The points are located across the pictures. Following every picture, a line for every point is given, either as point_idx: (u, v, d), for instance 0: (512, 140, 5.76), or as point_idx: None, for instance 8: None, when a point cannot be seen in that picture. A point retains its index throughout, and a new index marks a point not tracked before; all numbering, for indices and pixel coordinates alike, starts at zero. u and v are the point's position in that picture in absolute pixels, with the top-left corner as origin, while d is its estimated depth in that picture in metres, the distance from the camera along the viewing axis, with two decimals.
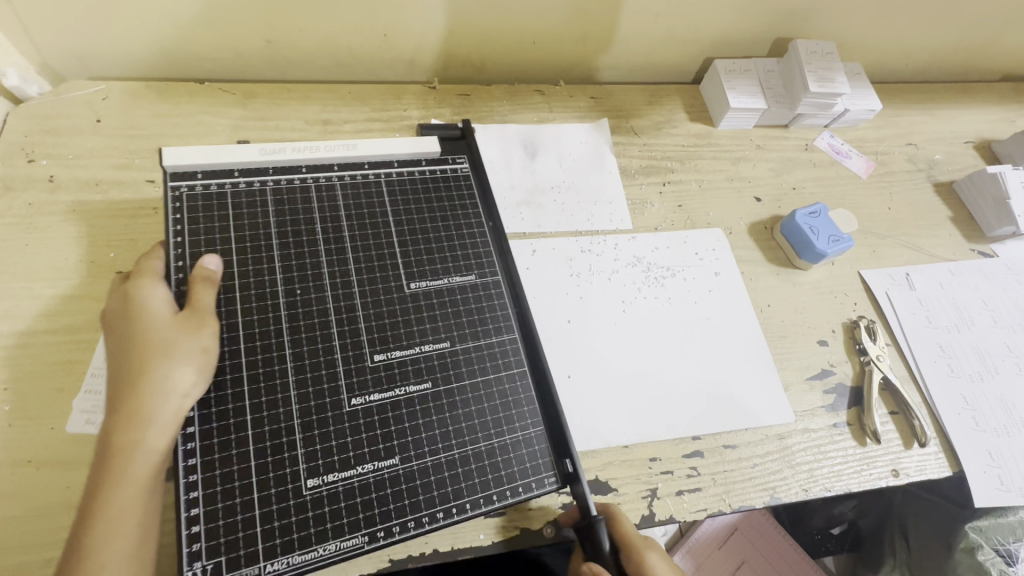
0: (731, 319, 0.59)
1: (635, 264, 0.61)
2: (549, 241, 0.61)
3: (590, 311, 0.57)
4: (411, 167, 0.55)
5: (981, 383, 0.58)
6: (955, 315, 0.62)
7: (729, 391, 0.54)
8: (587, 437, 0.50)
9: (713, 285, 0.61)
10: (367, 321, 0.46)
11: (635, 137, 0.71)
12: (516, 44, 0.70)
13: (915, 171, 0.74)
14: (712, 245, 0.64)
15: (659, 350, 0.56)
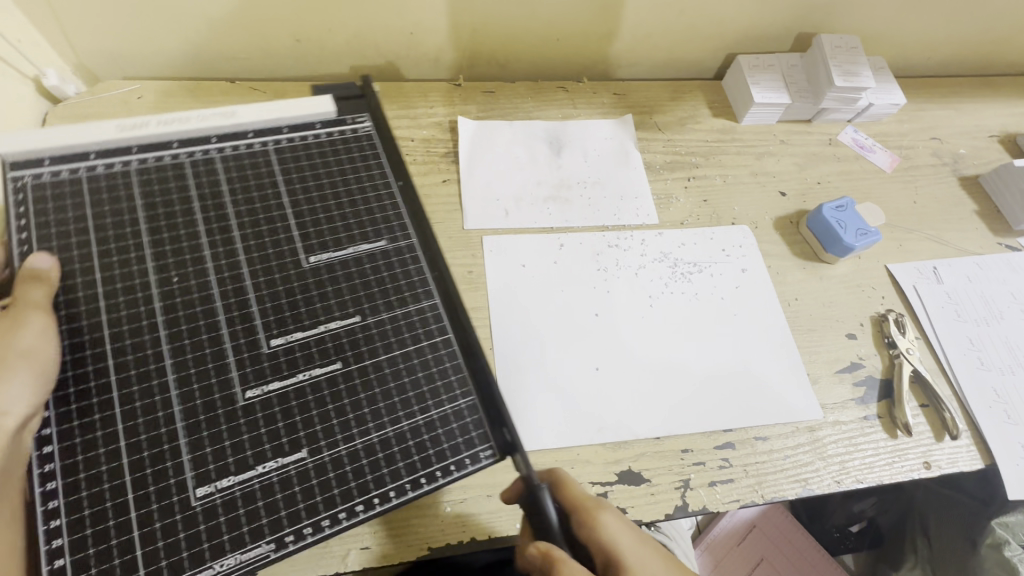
0: (759, 315, 0.59)
1: (662, 259, 0.61)
2: (577, 236, 0.61)
3: (617, 306, 0.57)
4: (303, 129, 0.53)
5: (1012, 377, 0.58)
6: (983, 308, 0.62)
7: (757, 385, 0.55)
8: (617, 428, 0.50)
9: (740, 281, 0.61)
10: (260, 301, 0.44)
11: (659, 133, 0.72)
12: (540, 41, 0.71)
13: (939, 165, 0.74)
14: (739, 241, 0.64)
15: (686, 344, 0.56)
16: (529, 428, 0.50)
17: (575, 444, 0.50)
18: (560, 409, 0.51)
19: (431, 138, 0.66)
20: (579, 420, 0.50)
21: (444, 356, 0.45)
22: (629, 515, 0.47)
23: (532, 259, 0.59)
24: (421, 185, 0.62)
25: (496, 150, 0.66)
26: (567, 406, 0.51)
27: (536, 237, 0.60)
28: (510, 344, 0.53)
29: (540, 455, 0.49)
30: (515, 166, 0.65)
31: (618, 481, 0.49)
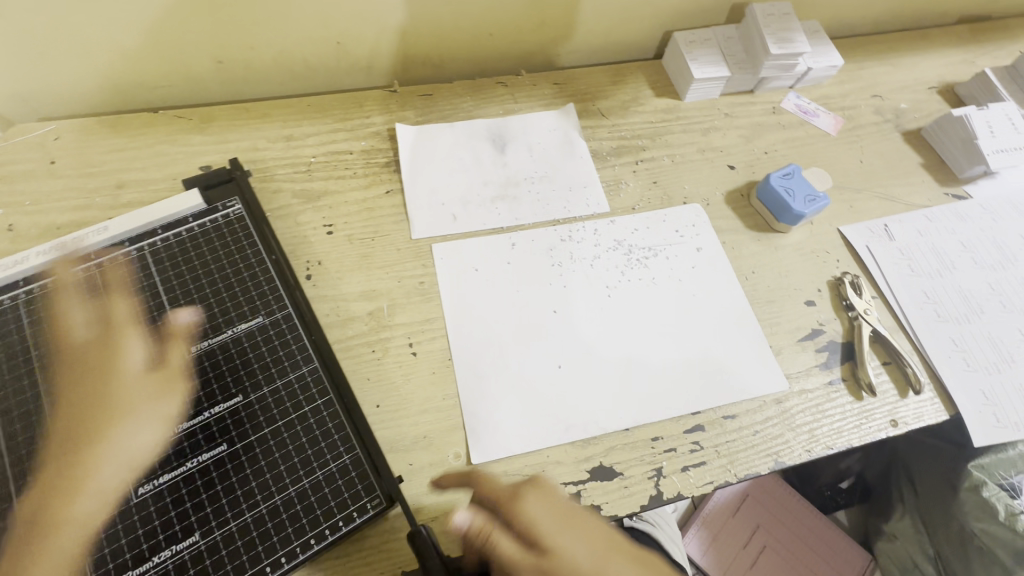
0: (718, 293, 0.59)
1: (617, 248, 0.61)
2: (529, 234, 0.60)
3: (575, 300, 0.57)
4: (175, 226, 0.50)
5: (968, 325, 0.59)
6: (935, 260, 0.62)
7: (722, 365, 0.54)
8: (585, 424, 0.50)
9: (696, 261, 0.61)
10: (145, 400, 0.43)
11: (603, 119, 0.71)
12: (473, 38, 0.69)
13: (882, 123, 0.75)
14: (693, 220, 0.64)
15: (647, 331, 0.56)
16: (495, 436, 0.49)
17: (543, 446, 0.49)
18: (525, 412, 0.50)
19: (370, 149, 0.64)
20: (545, 421, 0.50)
21: (326, 416, 0.44)
22: (603, 510, 0.47)
23: (484, 262, 0.58)
24: (363, 199, 0.60)
25: (438, 155, 0.64)
26: (532, 408, 0.50)
27: (486, 239, 0.59)
28: (469, 352, 0.52)
29: (509, 462, 0.48)
30: (459, 169, 0.64)
31: (591, 478, 0.48)
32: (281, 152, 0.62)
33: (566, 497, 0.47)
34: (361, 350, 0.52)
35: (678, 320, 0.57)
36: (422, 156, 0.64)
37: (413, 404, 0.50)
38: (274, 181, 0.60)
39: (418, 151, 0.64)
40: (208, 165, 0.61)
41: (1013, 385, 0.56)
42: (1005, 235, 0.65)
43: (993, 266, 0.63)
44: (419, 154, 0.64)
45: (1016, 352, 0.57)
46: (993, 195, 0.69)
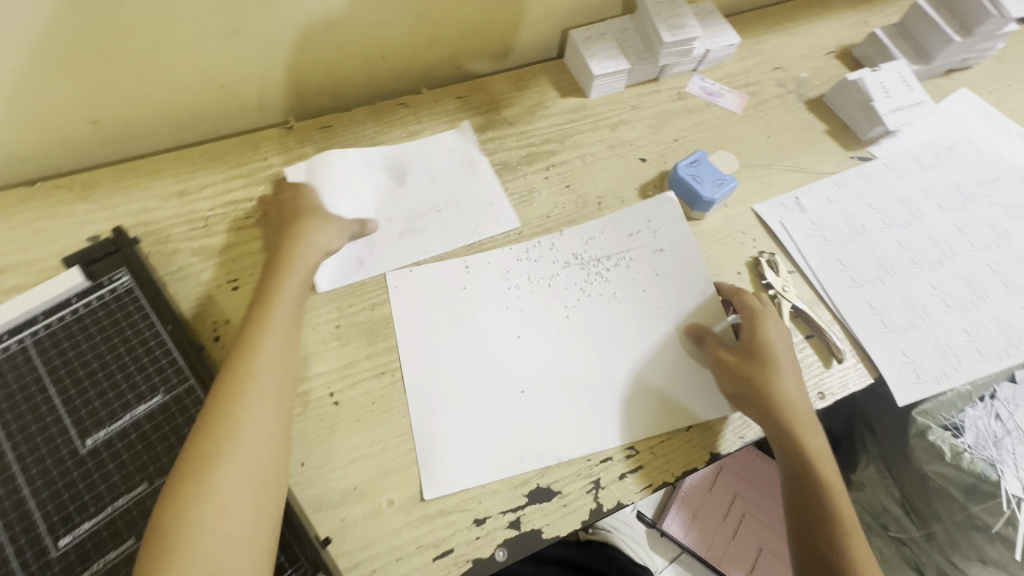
0: (683, 297, 0.58)
1: (575, 262, 0.60)
2: (484, 258, 0.59)
3: (535, 321, 0.56)
4: (58, 310, 0.48)
5: (882, 286, 0.60)
6: (846, 226, 0.64)
7: (689, 376, 0.54)
8: (542, 454, 0.49)
9: (657, 266, 0.60)
10: (41, 505, 0.41)
11: (511, 127, 0.69)
12: (365, 62, 0.66)
13: (786, 94, 0.75)
14: (656, 216, 0.62)
15: (607, 349, 0.55)
16: (452, 470, 0.48)
17: (479, 477, 0.48)
18: (483, 446, 0.49)
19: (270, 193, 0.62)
20: (502, 455, 0.49)
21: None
22: (544, 533, 0.47)
23: (439, 292, 0.57)
24: None
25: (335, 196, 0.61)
26: (490, 442, 0.49)
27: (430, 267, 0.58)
28: (404, 394, 0.51)
29: (444, 500, 0.47)
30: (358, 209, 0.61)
31: (529, 502, 0.48)
32: (176, 210, 0.59)
33: (505, 526, 0.47)
34: None
35: (639, 334, 0.56)
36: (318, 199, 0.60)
37: (339, 457, 0.48)
38: (170, 242, 0.57)
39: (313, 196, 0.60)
40: (96, 234, 0.57)
41: (929, 340, 0.57)
42: (909, 191, 0.67)
43: (901, 224, 0.64)
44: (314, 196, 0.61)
45: (928, 307, 0.59)
46: (896, 153, 0.70)
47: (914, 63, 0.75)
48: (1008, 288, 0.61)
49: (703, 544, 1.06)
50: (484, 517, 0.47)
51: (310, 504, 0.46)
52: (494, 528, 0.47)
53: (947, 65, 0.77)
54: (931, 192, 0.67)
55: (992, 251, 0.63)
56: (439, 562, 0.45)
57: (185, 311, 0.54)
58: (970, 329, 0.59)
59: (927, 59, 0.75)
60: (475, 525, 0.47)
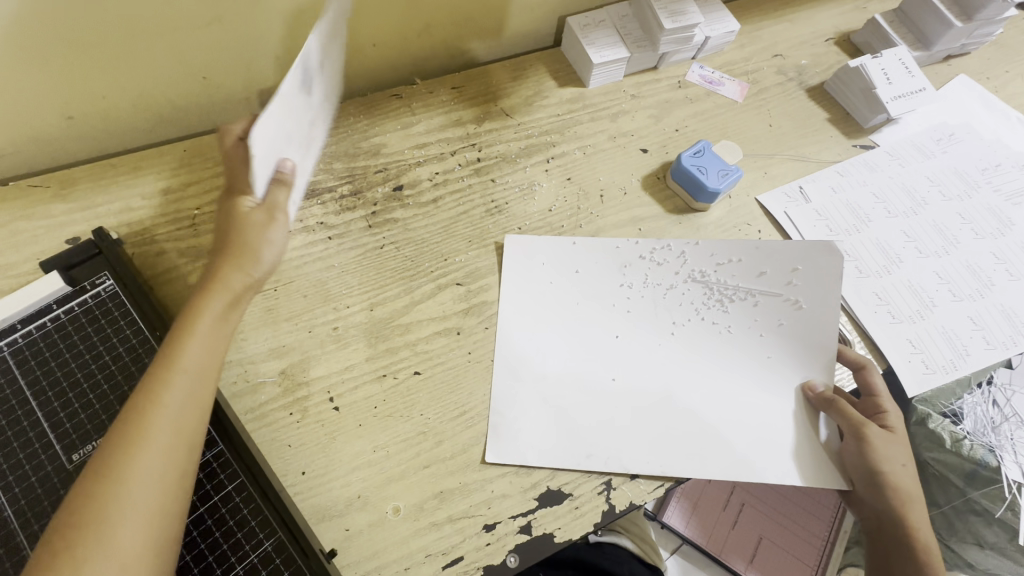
0: (801, 354, 0.53)
1: (696, 280, 0.56)
2: (595, 253, 0.58)
3: (637, 326, 0.54)
4: (37, 318, 0.45)
5: (889, 277, 0.59)
6: (851, 216, 0.63)
7: (783, 426, 0.51)
8: (606, 460, 0.48)
9: (784, 317, 0.54)
10: (26, 527, 0.38)
11: (509, 119, 0.67)
12: (355, 50, 0.63)
13: (786, 82, 0.74)
14: (808, 263, 0.55)
15: (700, 373, 0.53)
16: (518, 440, 0.49)
17: (487, 481, 0.47)
18: (554, 432, 0.49)
19: None
20: (568, 444, 0.49)
21: (238, 503, 0.41)
22: (557, 537, 0.46)
23: (554, 272, 0.56)
24: None
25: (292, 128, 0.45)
26: (559, 437, 0.49)
27: (508, 246, 0.58)
28: (406, 397, 0.50)
29: (452, 505, 0.46)
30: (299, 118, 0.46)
31: (540, 506, 0.47)
32: (160, 209, 0.56)
33: (516, 531, 0.46)
34: (278, 414, 0.48)
35: (741, 376, 0.53)
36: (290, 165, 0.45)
37: (341, 464, 0.46)
38: (156, 243, 0.55)
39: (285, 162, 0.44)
40: (77, 236, 0.54)
41: (936, 329, 0.57)
42: (913, 179, 0.66)
43: (905, 213, 0.64)
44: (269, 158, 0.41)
45: (935, 296, 0.59)
46: (898, 140, 0.70)
47: (914, 49, 0.74)
48: (1011, 276, 0.61)
49: (706, 536, 1.07)
50: (494, 523, 0.46)
51: (312, 515, 0.44)
52: (505, 534, 0.46)
53: (946, 50, 0.76)
54: (935, 180, 0.67)
55: (995, 239, 0.63)
56: (449, 570, 0.44)
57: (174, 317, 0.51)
58: (976, 318, 0.58)
59: (926, 45, 0.75)
60: (484, 531, 0.45)
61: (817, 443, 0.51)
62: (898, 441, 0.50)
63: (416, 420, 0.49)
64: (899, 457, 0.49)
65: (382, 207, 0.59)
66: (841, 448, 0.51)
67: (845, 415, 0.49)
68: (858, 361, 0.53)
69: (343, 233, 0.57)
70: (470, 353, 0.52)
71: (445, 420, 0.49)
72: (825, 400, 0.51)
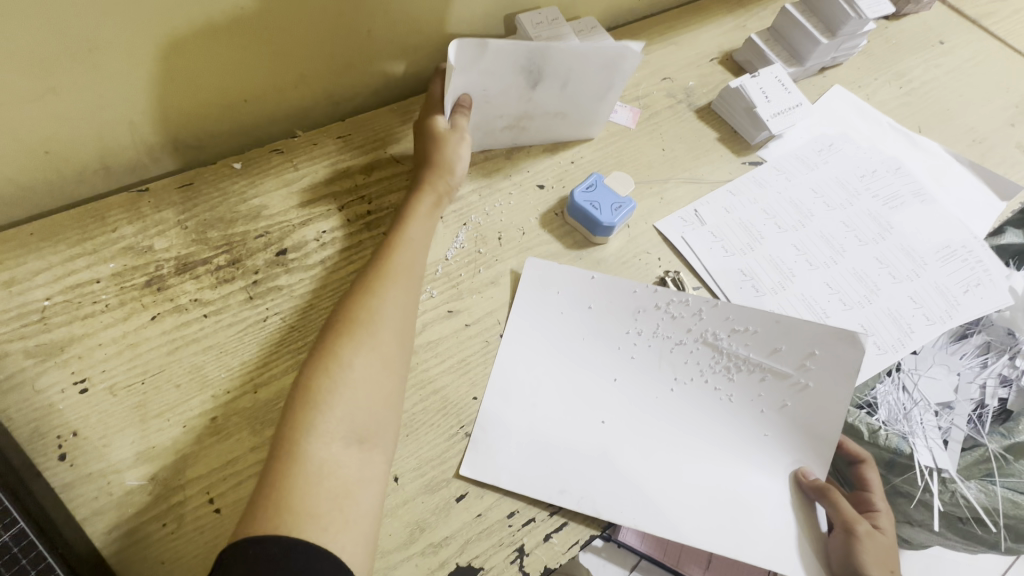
0: (795, 439, 0.53)
1: (707, 342, 0.56)
2: (613, 292, 0.57)
3: (638, 376, 0.54)
4: None
5: (785, 291, 0.61)
6: (744, 234, 0.65)
7: (760, 508, 0.50)
8: (580, 499, 0.48)
9: (787, 398, 0.54)
10: None
11: (399, 165, 0.65)
12: (224, 107, 0.59)
13: (676, 104, 0.75)
14: (827, 349, 0.54)
15: (692, 438, 0.52)
16: (494, 461, 0.49)
17: (390, 568, 0.44)
18: (533, 458, 0.49)
19: (122, 269, 0.53)
20: (545, 477, 0.49)
21: None
22: None
23: (569, 302, 0.57)
24: (124, 333, 0.50)
25: (597, 59, 0.61)
26: (523, 475, 0.48)
27: (528, 269, 0.58)
28: None
29: None
30: (509, 106, 0.62)
31: None
32: (2, 304, 0.50)
33: None
34: (149, 527, 0.43)
35: (728, 446, 0.53)
36: (610, 44, 0.59)
37: None
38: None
39: (620, 70, 0.63)
40: None
41: None
42: (800, 191, 0.69)
43: (796, 225, 0.66)
44: (603, 107, 0.67)
45: (827, 307, 0.61)
46: (784, 154, 0.72)
47: (789, 66, 0.78)
48: (895, 278, 0.64)
49: (662, 547, 1.07)
50: None
51: None
52: None
53: (819, 64, 0.80)
54: (820, 191, 0.69)
55: (878, 244, 0.66)
56: None
57: (19, 430, 0.45)
58: (867, 323, 0.61)
59: (800, 60, 0.78)
60: None
61: (808, 534, 0.51)
62: (879, 534, 0.52)
63: None
64: (885, 564, 0.50)
65: (264, 274, 0.55)
66: (827, 535, 0.51)
67: (839, 509, 0.50)
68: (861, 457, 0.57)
69: (220, 307, 0.53)
70: None
71: None
72: (819, 489, 0.51)
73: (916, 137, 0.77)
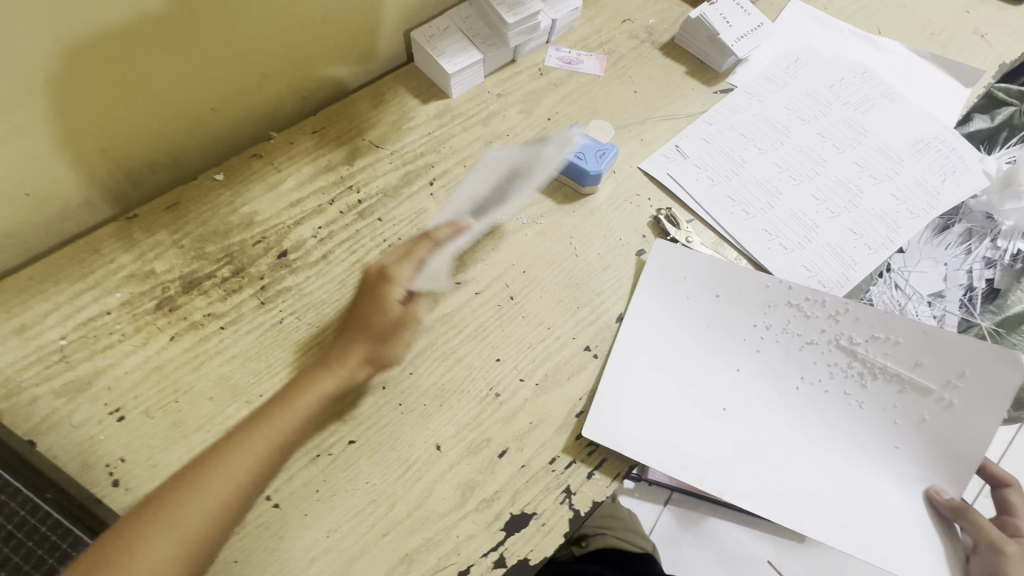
0: (933, 453, 0.53)
1: (842, 346, 0.55)
2: (744, 282, 0.57)
3: (765, 369, 0.56)
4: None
5: (773, 209, 0.63)
6: (727, 161, 0.66)
7: (893, 517, 0.51)
8: (700, 476, 0.51)
9: (925, 412, 0.53)
10: None
11: (380, 150, 0.65)
12: (193, 120, 0.58)
13: (640, 45, 0.75)
14: (978, 369, 0.53)
15: (821, 439, 0.54)
16: (618, 428, 0.51)
17: (450, 528, 0.46)
18: (654, 437, 0.52)
19: (129, 298, 0.54)
20: (666, 453, 0.51)
21: None
22: (531, 559, 0.46)
23: (695, 290, 0.57)
24: (145, 358, 0.51)
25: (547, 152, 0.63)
26: (644, 453, 0.51)
27: (660, 247, 0.59)
28: (347, 469, 0.47)
29: (422, 564, 0.45)
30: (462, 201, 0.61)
31: (508, 535, 0.47)
32: (18, 351, 0.50)
33: (491, 568, 0.46)
34: None
35: (854, 454, 0.53)
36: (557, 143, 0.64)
37: (296, 562, 0.44)
38: (25, 391, 0.49)
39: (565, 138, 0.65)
40: None
41: (825, 247, 0.61)
42: (773, 111, 0.70)
43: (774, 145, 0.68)
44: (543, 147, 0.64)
45: (816, 218, 0.63)
46: (753, 77, 0.73)
47: None
48: (876, 179, 0.66)
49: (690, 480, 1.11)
50: (467, 567, 0.45)
51: None
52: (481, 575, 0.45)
53: None
54: (793, 108, 0.70)
55: (855, 148, 0.68)
56: None
57: (68, 467, 0.46)
58: (855, 227, 0.63)
59: None
60: None
61: (950, 553, 0.51)
62: None
63: (363, 490, 0.47)
64: None
65: (270, 279, 0.56)
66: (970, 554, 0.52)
67: (979, 525, 0.50)
68: (1005, 480, 0.61)
69: (235, 317, 0.54)
70: (401, 405, 0.50)
71: (393, 481, 0.47)
72: (957, 509, 0.51)
73: (876, 39, 0.78)
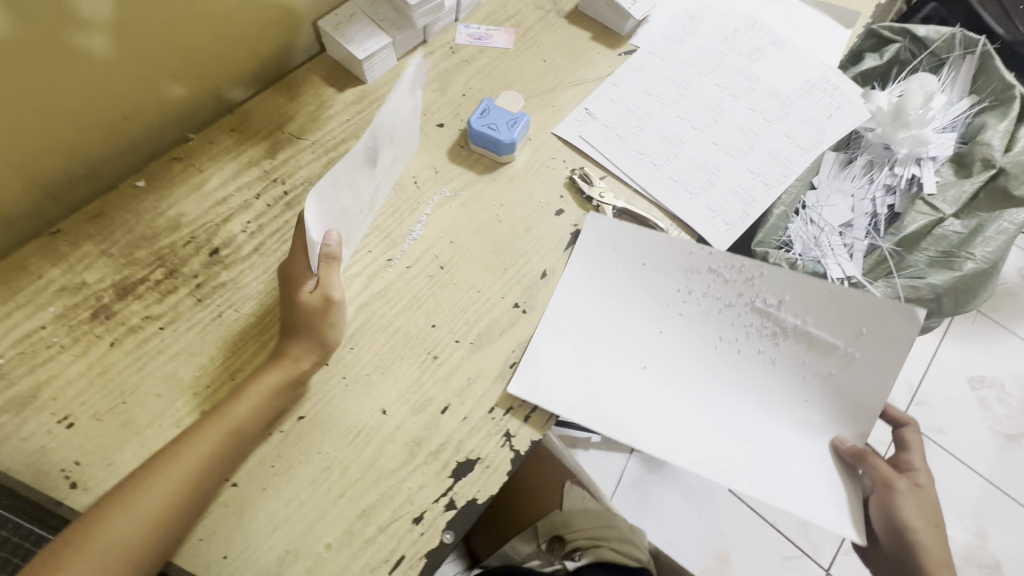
0: (839, 407, 0.58)
1: (756, 308, 0.60)
2: (669, 252, 0.61)
3: (683, 331, 0.60)
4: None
5: (677, 158, 0.68)
6: (633, 118, 0.70)
7: (795, 456, 0.57)
8: (618, 428, 0.56)
9: (834, 367, 0.58)
10: None
11: (301, 140, 0.66)
12: (106, 131, 0.58)
13: (546, 15, 0.78)
14: (875, 329, 0.57)
15: (734, 389, 0.59)
16: (540, 386, 0.55)
17: (402, 481, 0.50)
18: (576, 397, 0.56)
19: (63, 310, 0.55)
20: (586, 408, 0.56)
21: None
22: (480, 499, 0.51)
23: (624, 260, 0.62)
24: (87, 366, 0.52)
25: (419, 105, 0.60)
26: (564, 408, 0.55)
27: (591, 224, 0.63)
28: (299, 443, 0.50)
29: (378, 516, 0.49)
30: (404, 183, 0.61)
31: (456, 480, 0.51)
32: None
33: (443, 512, 0.50)
34: None
35: (763, 403, 0.59)
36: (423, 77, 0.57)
37: (259, 531, 0.47)
38: None
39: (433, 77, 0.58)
40: None
41: (727, 189, 0.67)
42: (673, 68, 0.75)
43: (675, 98, 0.72)
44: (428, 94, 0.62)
45: (717, 163, 0.68)
46: (653, 36, 0.77)
47: None
48: (769, 121, 0.72)
49: None
50: (421, 513, 0.49)
51: None
52: (434, 518, 0.49)
53: None
54: (691, 63, 0.75)
55: (749, 94, 0.73)
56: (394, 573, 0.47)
57: (23, 476, 0.48)
58: (752, 167, 0.69)
59: None
60: (415, 524, 0.49)
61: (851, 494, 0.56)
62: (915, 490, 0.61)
63: (316, 459, 0.50)
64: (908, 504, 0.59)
65: (204, 275, 0.58)
66: None
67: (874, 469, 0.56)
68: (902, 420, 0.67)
69: (174, 317, 0.55)
70: (345, 377, 0.54)
71: (344, 447, 0.51)
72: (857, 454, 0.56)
73: None
